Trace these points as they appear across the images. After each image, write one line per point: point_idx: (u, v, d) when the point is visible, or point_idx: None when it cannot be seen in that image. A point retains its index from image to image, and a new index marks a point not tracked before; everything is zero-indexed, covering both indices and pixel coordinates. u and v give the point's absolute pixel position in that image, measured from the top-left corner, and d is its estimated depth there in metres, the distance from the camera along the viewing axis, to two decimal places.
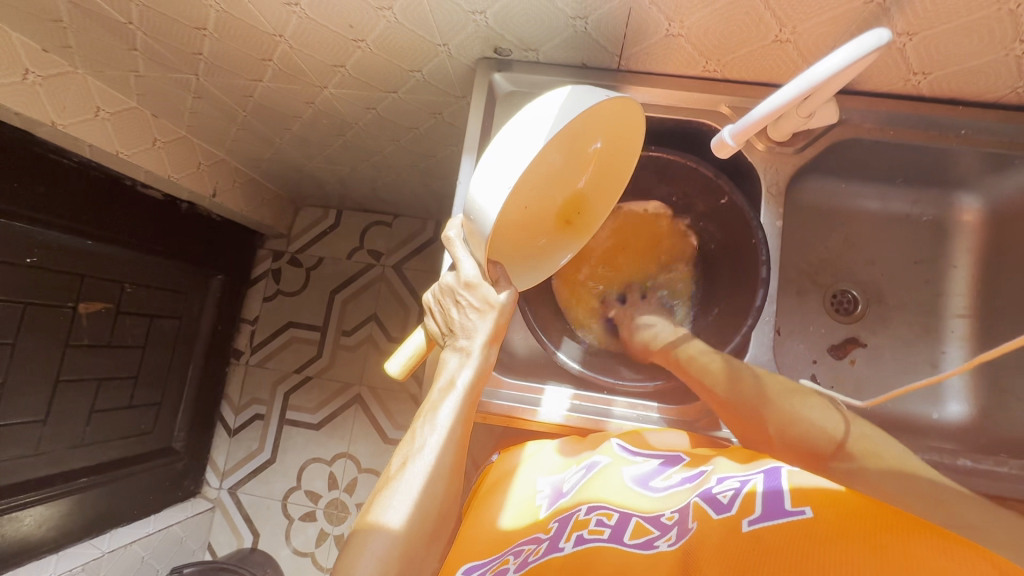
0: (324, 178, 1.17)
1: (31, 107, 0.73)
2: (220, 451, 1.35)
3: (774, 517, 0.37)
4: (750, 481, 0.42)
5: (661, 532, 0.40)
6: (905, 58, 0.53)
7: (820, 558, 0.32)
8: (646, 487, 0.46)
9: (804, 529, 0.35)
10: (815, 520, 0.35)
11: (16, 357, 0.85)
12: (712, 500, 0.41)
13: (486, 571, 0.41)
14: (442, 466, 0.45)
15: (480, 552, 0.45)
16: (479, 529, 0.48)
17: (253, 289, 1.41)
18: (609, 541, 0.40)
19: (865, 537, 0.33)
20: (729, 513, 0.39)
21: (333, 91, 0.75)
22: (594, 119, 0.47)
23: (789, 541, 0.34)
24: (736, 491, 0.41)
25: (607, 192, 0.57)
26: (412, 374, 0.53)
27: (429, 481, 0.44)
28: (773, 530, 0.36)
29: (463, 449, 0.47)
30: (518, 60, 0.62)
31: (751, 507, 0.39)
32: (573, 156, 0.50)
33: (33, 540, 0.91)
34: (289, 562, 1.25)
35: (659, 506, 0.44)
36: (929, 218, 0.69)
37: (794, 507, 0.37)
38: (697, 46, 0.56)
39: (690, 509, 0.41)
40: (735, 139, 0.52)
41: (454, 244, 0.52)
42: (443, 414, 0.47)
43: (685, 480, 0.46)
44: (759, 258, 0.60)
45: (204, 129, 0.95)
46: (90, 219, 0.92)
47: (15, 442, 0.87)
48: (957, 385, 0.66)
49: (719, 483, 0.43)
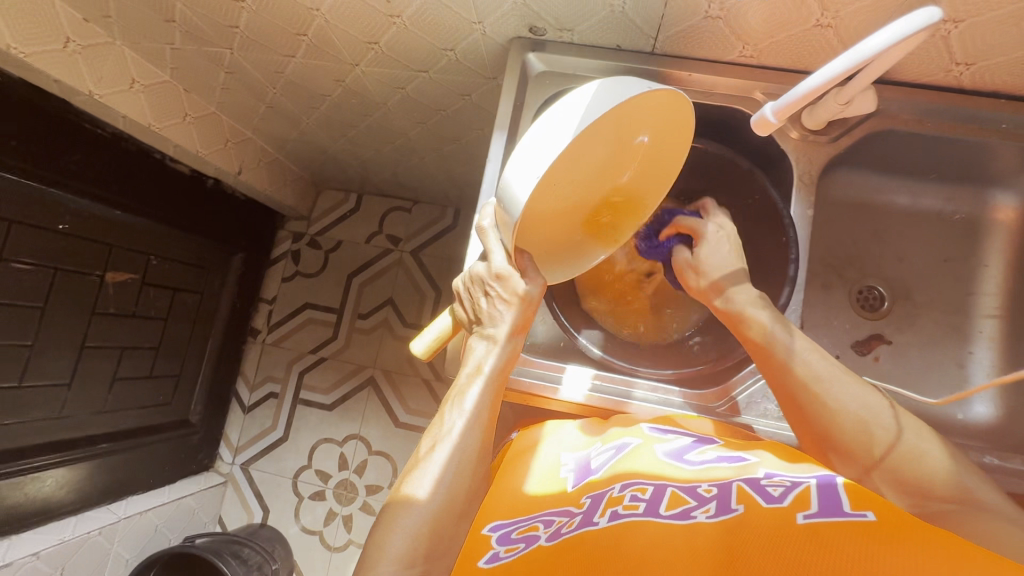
0: (347, 161, 1.18)
1: (71, 76, 0.75)
2: (234, 427, 1.37)
3: (832, 514, 0.35)
4: (802, 479, 0.40)
5: (698, 503, 0.40)
6: (948, 47, 0.53)
7: (888, 564, 0.30)
8: (681, 462, 0.46)
9: (866, 528, 0.33)
10: (880, 522, 0.34)
11: (45, 321, 0.88)
12: (760, 489, 0.39)
13: (515, 532, 0.42)
14: (471, 450, 0.46)
15: (505, 514, 0.45)
16: (507, 492, 0.48)
17: (272, 268, 1.43)
18: (646, 515, 0.39)
19: (935, 547, 0.31)
20: (781, 504, 0.37)
21: (365, 69, 0.76)
22: (645, 105, 0.44)
23: (848, 537, 0.32)
24: (788, 486, 0.39)
25: (659, 178, 0.54)
26: (436, 354, 0.55)
27: (458, 464, 0.45)
28: (831, 524, 0.34)
29: (489, 435, 0.48)
30: (552, 41, 0.62)
31: (807, 503, 0.37)
32: (620, 150, 0.48)
33: (54, 502, 0.93)
34: (297, 539, 1.27)
35: (695, 478, 0.43)
36: (962, 216, 0.68)
37: (854, 510, 0.35)
38: (735, 30, 0.55)
39: (733, 491, 0.40)
40: (778, 116, 0.50)
41: (487, 232, 0.51)
42: (470, 399, 0.47)
43: (721, 458, 0.46)
44: (788, 256, 0.59)
45: (234, 106, 0.96)
46: (119, 189, 0.94)
47: (40, 403, 0.89)
48: (984, 386, 0.65)
49: (767, 476, 0.41)
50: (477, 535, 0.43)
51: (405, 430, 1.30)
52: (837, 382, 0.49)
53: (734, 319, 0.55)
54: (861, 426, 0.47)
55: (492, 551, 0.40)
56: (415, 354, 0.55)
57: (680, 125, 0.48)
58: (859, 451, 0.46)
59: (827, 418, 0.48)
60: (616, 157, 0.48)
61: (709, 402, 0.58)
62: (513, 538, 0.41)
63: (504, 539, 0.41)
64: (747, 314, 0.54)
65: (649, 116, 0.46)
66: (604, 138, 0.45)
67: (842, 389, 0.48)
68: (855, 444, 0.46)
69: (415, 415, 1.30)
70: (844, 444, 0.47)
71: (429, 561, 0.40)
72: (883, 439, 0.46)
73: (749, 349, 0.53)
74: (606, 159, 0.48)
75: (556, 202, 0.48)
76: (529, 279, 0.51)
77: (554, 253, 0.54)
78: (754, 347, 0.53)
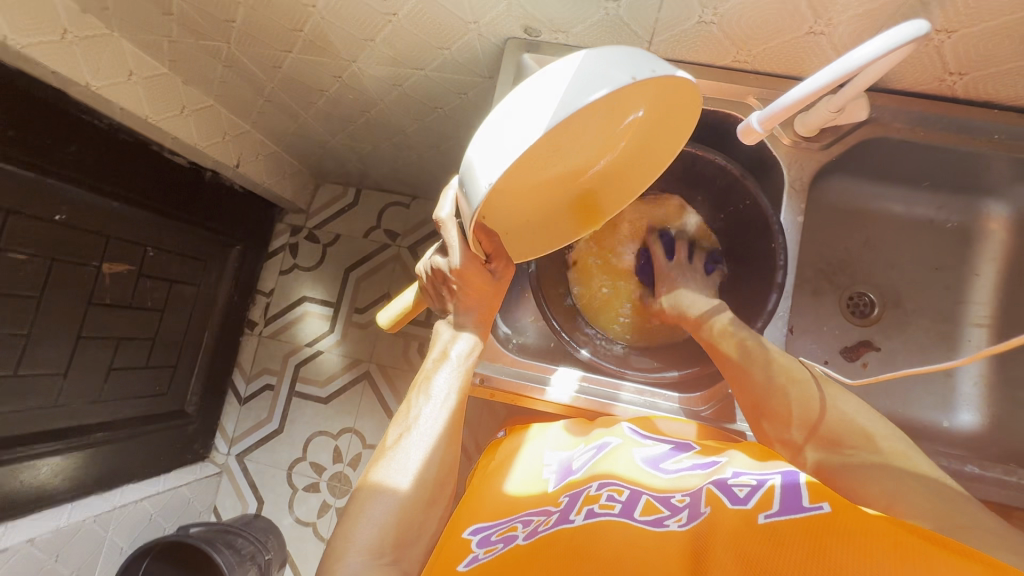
0: (346, 156, 1.18)
1: (69, 68, 0.75)
2: (230, 418, 1.38)
3: (791, 512, 0.36)
4: (767, 478, 0.41)
5: (671, 513, 0.40)
6: (941, 57, 0.52)
7: (838, 553, 0.31)
8: (656, 469, 0.46)
9: (822, 522, 0.34)
10: (834, 514, 0.34)
11: (41, 310, 0.88)
12: (727, 490, 0.40)
13: (493, 534, 0.42)
14: (440, 437, 0.49)
15: (488, 516, 0.46)
16: (490, 496, 0.49)
17: (269, 261, 1.43)
18: (620, 516, 0.40)
19: (885, 538, 0.32)
20: (745, 505, 0.38)
21: (362, 65, 0.76)
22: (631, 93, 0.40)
23: (804, 535, 0.33)
24: (754, 486, 0.40)
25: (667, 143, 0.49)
26: (396, 326, 0.61)
27: (428, 451, 0.48)
28: (789, 522, 0.35)
29: (458, 418, 0.51)
30: (547, 42, 0.62)
31: (769, 503, 0.37)
32: (599, 131, 0.45)
33: (49, 490, 0.94)
34: (291, 530, 1.28)
35: (670, 487, 0.44)
36: (954, 224, 0.68)
37: (812, 504, 0.36)
38: (729, 35, 0.55)
39: (702, 496, 0.40)
40: (763, 125, 0.51)
41: (447, 225, 0.52)
42: (436, 384, 0.52)
43: (695, 466, 0.46)
44: (777, 263, 0.59)
45: (231, 98, 0.96)
46: (116, 181, 0.94)
47: (36, 392, 0.90)
48: (971, 395, 0.65)
49: (734, 477, 0.42)
50: (456, 537, 0.43)
51: None
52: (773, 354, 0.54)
53: (694, 323, 0.60)
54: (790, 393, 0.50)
55: (473, 553, 0.40)
56: (384, 323, 0.62)
57: (681, 115, 0.45)
58: (783, 413, 0.50)
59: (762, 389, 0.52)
60: (595, 138, 0.46)
61: (699, 404, 0.58)
62: (492, 540, 0.41)
63: (483, 542, 0.41)
64: (704, 321, 0.59)
65: (637, 100, 0.42)
66: (578, 123, 0.42)
67: (779, 364, 0.52)
68: (781, 408, 0.50)
69: None
70: (773, 409, 0.51)
71: (398, 549, 0.43)
72: (805, 398, 0.50)
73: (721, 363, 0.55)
74: (581, 141, 0.45)
75: (527, 177, 0.47)
76: (494, 263, 0.55)
77: (525, 227, 0.54)
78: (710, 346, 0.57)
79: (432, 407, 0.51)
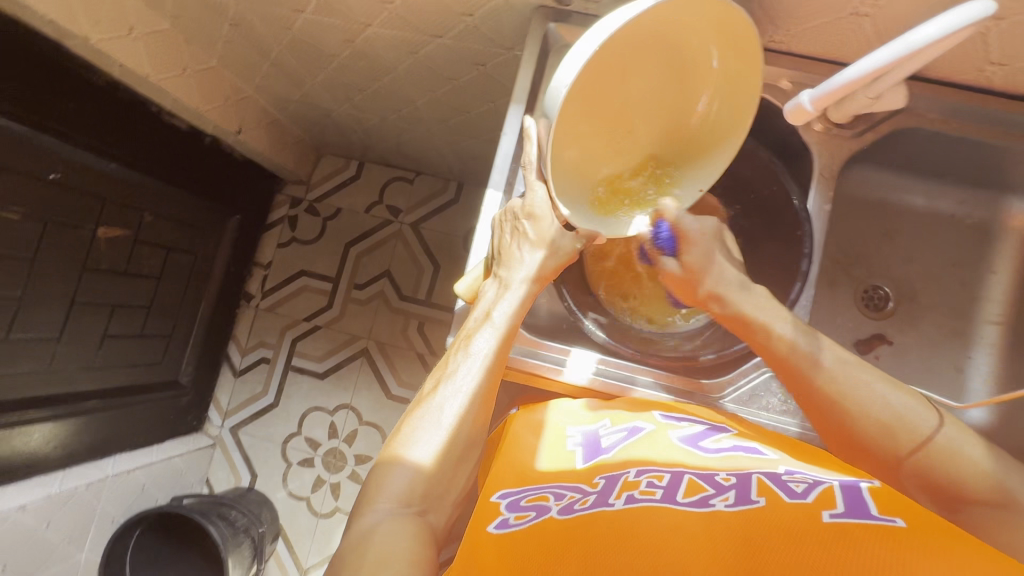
0: (350, 127, 1.15)
1: (65, 17, 0.71)
2: (224, 390, 1.36)
3: (859, 517, 0.34)
4: (825, 480, 0.40)
5: (716, 492, 0.39)
6: (986, 45, 0.52)
7: (919, 566, 0.30)
8: (696, 448, 0.46)
9: (894, 533, 0.32)
10: (908, 529, 0.33)
11: (34, 273, 0.85)
12: (784, 484, 0.39)
13: (523, 500, 0.43)
14: (469, 394, 0.49)
15: (515, 482, 0.46)
16: (520, 464, 0.48)
17: (268, 232, 1.40)
18: (662, 501, 0.39)
19: (968, 564, 0.30)
20: (804, 500, 0.37)
21: (377, 30, 0.72)
22: (725, 85, 0.53)
23: (874, 541, 0.32)
24: (811, 484, 0.39)
25: (734, 95, 0.54)
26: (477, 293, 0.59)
27: (459, 403, 0.48)
28: (859, 526, 0.33)
29: (490, 388, 0.50)
30: (576, 12, 0.60)
31: (832, 503, 0.36)
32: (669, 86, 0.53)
33: (40, 456, 0.93)
34: (284, 504, 1.28)
35: (713, 466, 0.43)
36: (974, 221, 0.68)
37: (881, 515, 0.35)
38: (768, 14, 0.54)
39: (753, 482, 0.40)
40: (814, 104, 0.53)
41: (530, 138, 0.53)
42: (478, 345, 0.51)
43: (737, 448, 0.46)
44: (802, 250, 0.60)
45: (236, 61, 0.92)
46: (112, 141, 0.91)
47: (27, 357, 0.88)
48: (980, 390, 0.66)
49: (788, 473, 0.41)
50: (486, 502, 0.44)
51: (397, 403, 1.30)
52: (857, 385, 0.47)
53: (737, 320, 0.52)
54: (891, 438, 0.45)
55: (502, 517, 0.41)
56: (459, 296, 0.59)
57: (739, 81, 0.53)
58: (891, 462, 0.45)
59: (833, 420, 0.47)
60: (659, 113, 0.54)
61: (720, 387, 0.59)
62: (522, 505, 0.42)
63: (513, 506, 0.42)
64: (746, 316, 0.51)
65: (714, 119, 0.56)
66: (682, 74, 0.52)
67: (864, 403, 0.46)
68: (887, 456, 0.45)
69: (407, 388, 1.30)
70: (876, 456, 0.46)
71: (426, 500, 0.45)
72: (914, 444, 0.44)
73: (792, 387, 0.49)
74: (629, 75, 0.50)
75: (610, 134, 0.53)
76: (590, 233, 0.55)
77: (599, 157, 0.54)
78: (734, 322, 0.52)
79: (469, 363, 0.50)
